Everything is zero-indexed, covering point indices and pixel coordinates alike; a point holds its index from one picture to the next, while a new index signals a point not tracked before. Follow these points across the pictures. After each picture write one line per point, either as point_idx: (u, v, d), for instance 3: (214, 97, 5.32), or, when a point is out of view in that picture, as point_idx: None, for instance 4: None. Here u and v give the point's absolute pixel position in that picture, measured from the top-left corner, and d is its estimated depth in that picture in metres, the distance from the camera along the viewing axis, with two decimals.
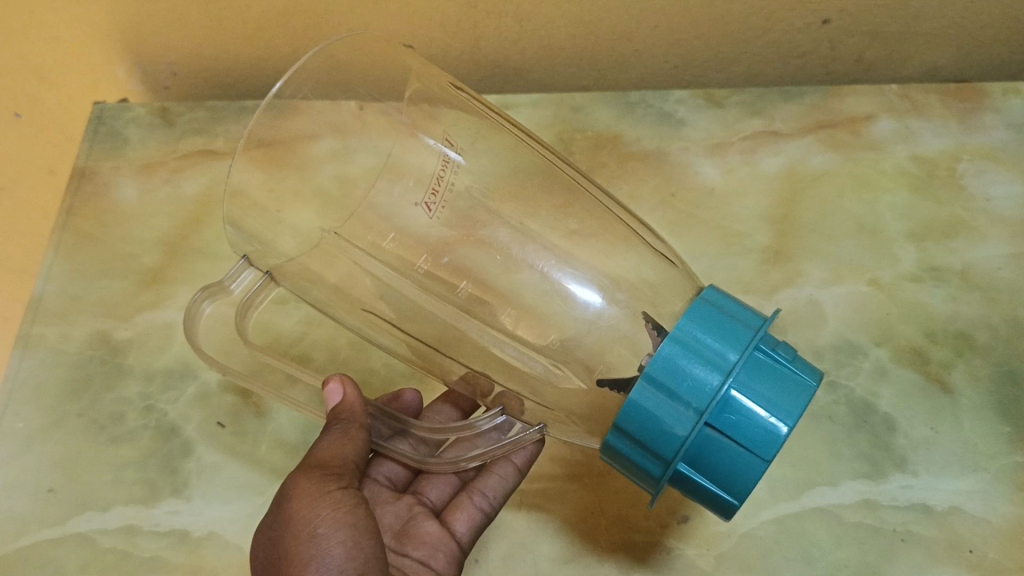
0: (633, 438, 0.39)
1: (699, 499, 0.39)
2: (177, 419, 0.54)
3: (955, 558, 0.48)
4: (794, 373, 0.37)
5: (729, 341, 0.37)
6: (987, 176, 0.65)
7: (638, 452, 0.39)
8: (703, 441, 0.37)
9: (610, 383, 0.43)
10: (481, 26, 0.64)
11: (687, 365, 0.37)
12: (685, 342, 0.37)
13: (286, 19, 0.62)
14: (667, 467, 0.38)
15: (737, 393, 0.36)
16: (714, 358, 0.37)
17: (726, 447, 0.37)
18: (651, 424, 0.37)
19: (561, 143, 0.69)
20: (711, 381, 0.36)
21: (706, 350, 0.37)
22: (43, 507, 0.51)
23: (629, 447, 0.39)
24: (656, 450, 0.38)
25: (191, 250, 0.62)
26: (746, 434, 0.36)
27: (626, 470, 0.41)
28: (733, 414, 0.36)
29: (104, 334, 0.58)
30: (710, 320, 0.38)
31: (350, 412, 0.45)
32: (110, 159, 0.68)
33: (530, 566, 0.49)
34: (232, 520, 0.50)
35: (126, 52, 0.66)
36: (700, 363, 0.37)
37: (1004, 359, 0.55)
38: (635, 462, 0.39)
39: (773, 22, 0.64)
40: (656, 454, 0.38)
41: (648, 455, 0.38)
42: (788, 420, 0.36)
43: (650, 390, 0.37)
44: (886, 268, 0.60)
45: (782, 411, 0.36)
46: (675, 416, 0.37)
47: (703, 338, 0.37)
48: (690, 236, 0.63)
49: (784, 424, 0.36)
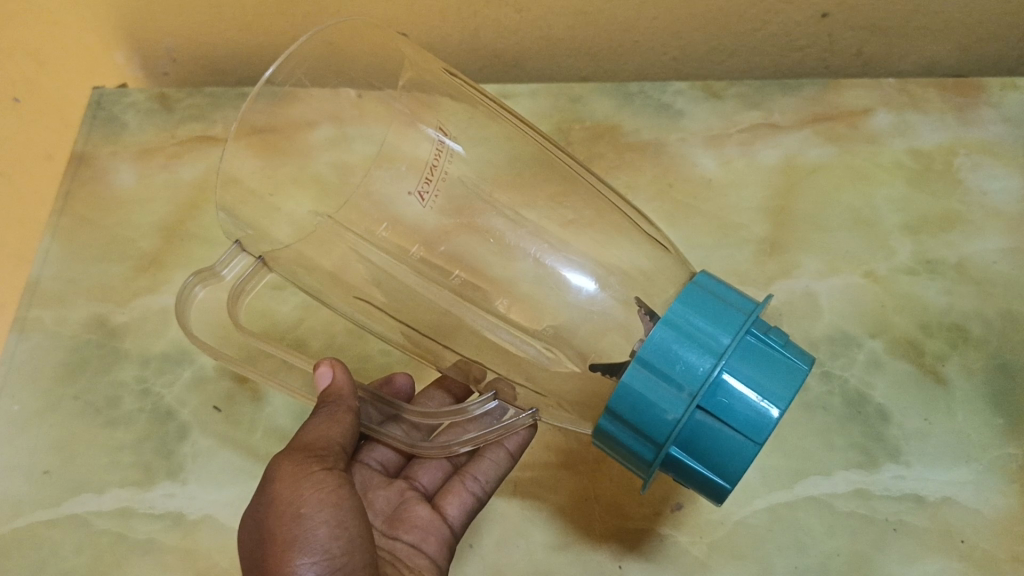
0: (625, 422, 0.39)
1: (690, 483, 0.39)
2: (173, 403, 0.54)
3: (947, 549, 0.48)
4: (786, 357, 0.37)
5: (721, 325, 0.38)
6: (984, 170, 0.65)
7: (629, 436, 0.39)
8: (694, 426, 0.37)
9: (603, 368, 0.43)
10: (480, 16, 0.64)
11: (675, 349, 0.37)
12: (676, 325, 0.38)
13: (285, 7, 0.63)
14: (659, 451, 0.38)
15: (728, 377, 0.37)
16: (706, 342, 0.37)
17: (718, 430, 0.37)
18: (643, 408, 0.37)
19: (559, 133, 0.69)
20: (702, 364, 0.37)
21: (698, 334, 0.37)
22: (39, 489, 0.51)
23: (620, 431, 0.39)
24: (648, 434, 0.38)
25: (188, 236, 0.63)
26: (737, 417, 0.36)
27: (619, 455, 0.41)
28: (724, 398, 0.36)
29: (101, 318, 0.58)
30: (702, 304, 0.38)
31: (339, 395, 0.46)
32: (108, 144, 0.68)
33: (523, 551, 0.49)
34: (227, 503, 0.50)
35: (126, 37, 0.66)
36: (691, 346, 0.37)
37: (998, 352, 0.56)
38: (627, 447, 0.40)
39: (773, 16, 0.64)
40: (649, 439, 0.38)
41: (641, 439, 0.39)
42: (779, 404, 0.36)
43: (641, 373, 0.37)
44: (882, 260, 0.60)
45: (773, 397, 0.36)
46: (665, 401, 0.37)
47: (695, 323, 0.38)
48: (688, 227, 0.63)
49: (776, 408, 0.36)
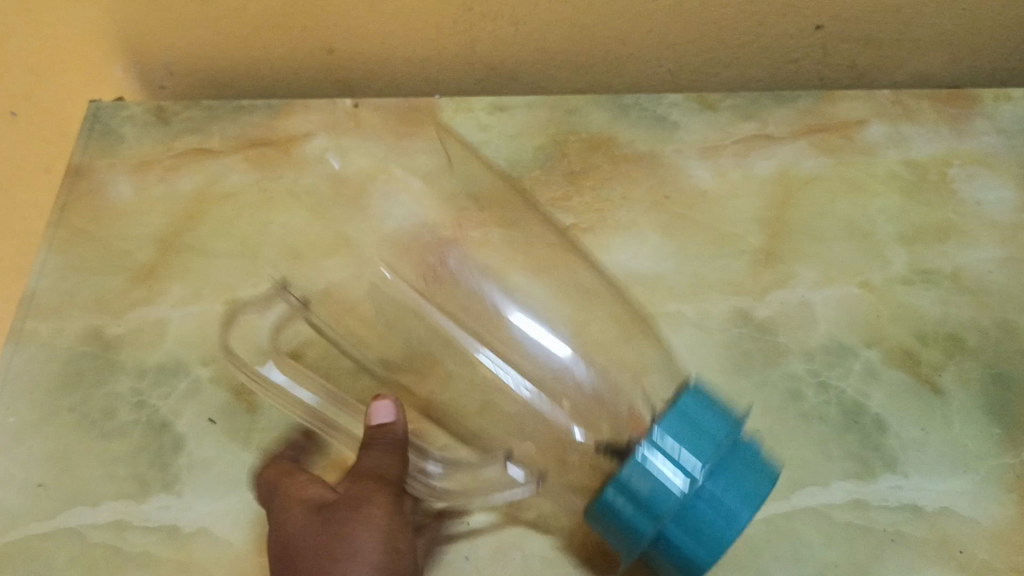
0: (631, 495, 0.41)
1: (671, 562, 0.42)
2: (168, 415, 0.54)
3: (944, 558, 0.48)
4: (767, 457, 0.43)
5: (721, 420, 0.42)
6: (978, 180, 0.65)
7: (630, 510, 0.42)
8: (693, 505, 0.41)
9: (605, 448, 0.48)
10: (476, 29, 0.64)
11: (681, 442, 0.41)
12: (688, 417, 0.42)
13: (285, 20, 0.64)
14: (656, 525, 0.41)
15: (725, 467, 0.41)
16: (711, 434, 0.42)
17: (712, 512, 0.41)
18: (652, 483, 0.41)
19: (555, 145, 0.68)
20: (703, 457, 0.41)
21: (704, 426, 0.42)
22: (33, 502, 0.51)
23: (622, 502, 0.42)
24: (651, 507, 0.41)
25: (184, 247, 0.62)
26: (730, 504, 0.41)
27: (607, 530, 0.43)
28: (722, 484, 0.41)
29: (97, 330, 0.58)
30: (707, 402, 0.43)
31: (393, 433, 0.50)
32: (106, 157, 0.68)
33: (519, 562, 0.48)
34: (221, 515, 0.50)
35: (123, 51, 0.67)
36: (696, 439, 0.41)
37: (994, 361, 0.56)
38: (621, 521, 0.42)
39: (766, 27, 0.65)
40: (651, 512, 0.41)
41: (642, 514, 0.41)
42: (761, 494, 0.41)
43: (651, 451, 0.41)
44: (877, 269, 0.61)
45: (754, 500, 0.41)
46: (671, 477, 0.41)
47: (703, 417, 0.42)
48: (683, 238, 0.63)
49: (760, 496, 0.41)
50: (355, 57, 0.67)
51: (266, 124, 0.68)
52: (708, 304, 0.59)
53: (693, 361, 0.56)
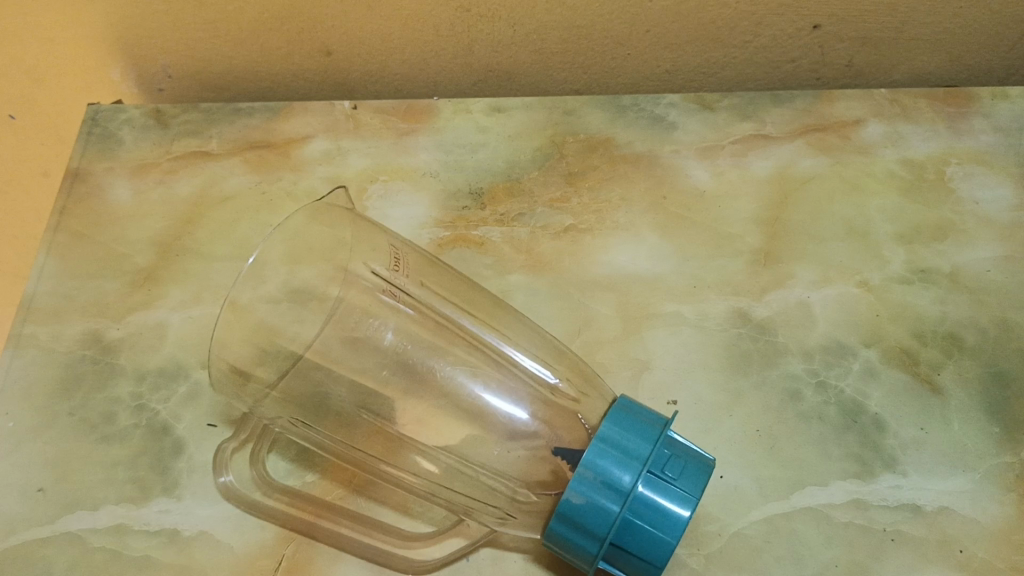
0: (572, 522, 0.44)
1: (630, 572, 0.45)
2: (168, 418, 0.54)
3: (945, 557, 0.48)
4: (695, 463, 0.44)
5: (642, 438, 0.45)
6: (976, 179, 0.66)
7: (575, 535, 0.44)
8: (627, 523, 0.43)
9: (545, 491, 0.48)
10: (475, 30, 0.65)
11: (607, 459, 0.44)
12: (609, 442, 0.44)
13: (283, 23, 0.64)
14: (601, 545, 0.44)
15: (652, 483, 0.43)
16: (631, 455, 0.44)
17: (644, 528, 0.43)
18: (587, 509, 0.43)
19: (553, 145, 0.68)
20: (626, 478, 0.43)
21: (625, 450, 0.44)
22: (33, 507, 0.51)
23: (566, 529, 0.45)
24: (591, 530, 0.44)
25: (183, 251, 0.62)
26: (659, 516, 0.43)
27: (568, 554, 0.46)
28: (651, 501, 0.43)
29: (97, 334, 0.58)
30: (629, 423, 0.45)
31: None
32: (104, 161, 0.68)
33: (520, 565, 0.49)
34: (222, 519, 0.50)
35: (121, 54, 0.67)
36: (618, 463, 0.44)
37: (992, 360, 0.56)
38: (572, 546, 0.45)
39: (763, 27, 0.65)
40: (592, 535, 0.44)
41: (584, 536, 0.44)
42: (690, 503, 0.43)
43: (579, 481, 0.44)
44: (875, 269, 0.61)
45: (690, 498, 0.43)
46: (599, 501, 0.43)
47: (624, 440, 0.44)
48: (682, 239, 0.63)
49: (687, 506, 0.43)
50: (353, 60, 0.67)
51: (265, 127, 0.68)
52: (707, 304, 0.59)
53: (692, 362, 0.56)
